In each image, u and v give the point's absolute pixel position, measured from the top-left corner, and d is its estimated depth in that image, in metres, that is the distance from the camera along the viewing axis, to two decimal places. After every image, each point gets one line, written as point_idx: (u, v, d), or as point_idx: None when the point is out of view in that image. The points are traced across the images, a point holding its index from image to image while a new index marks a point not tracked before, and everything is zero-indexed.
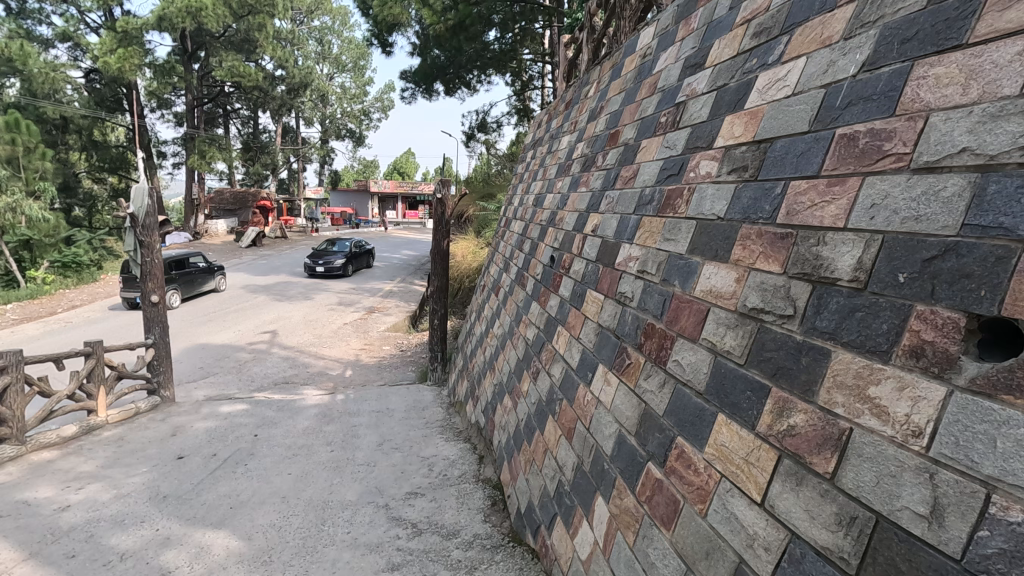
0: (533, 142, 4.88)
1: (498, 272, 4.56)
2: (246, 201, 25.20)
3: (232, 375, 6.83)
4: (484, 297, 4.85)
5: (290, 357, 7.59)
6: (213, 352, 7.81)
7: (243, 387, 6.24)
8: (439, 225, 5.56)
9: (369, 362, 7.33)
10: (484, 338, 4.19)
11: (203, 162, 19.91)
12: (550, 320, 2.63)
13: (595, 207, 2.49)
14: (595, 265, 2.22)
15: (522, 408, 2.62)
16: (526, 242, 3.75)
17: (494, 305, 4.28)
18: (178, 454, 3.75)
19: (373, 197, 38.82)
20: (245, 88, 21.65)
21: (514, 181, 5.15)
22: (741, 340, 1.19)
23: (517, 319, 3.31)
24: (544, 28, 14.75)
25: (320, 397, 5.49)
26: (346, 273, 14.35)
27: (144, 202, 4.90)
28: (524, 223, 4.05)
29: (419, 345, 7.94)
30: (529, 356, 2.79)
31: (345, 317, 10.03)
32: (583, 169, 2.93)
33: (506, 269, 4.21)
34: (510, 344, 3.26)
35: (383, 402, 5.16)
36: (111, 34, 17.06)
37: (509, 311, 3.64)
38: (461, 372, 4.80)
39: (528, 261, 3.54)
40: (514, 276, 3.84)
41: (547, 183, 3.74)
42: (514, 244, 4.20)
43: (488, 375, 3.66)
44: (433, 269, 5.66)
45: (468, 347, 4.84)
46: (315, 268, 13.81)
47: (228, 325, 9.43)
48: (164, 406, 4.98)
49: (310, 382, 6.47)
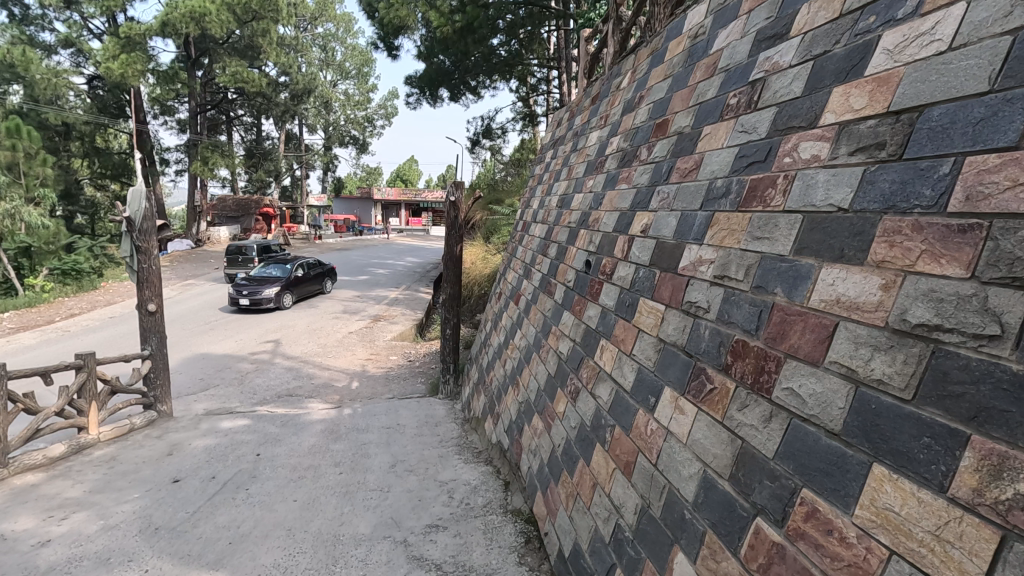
0: (554, 140, 4.60)
1: (515, 279, 4.28)
2: (249, 208, 25.05)
3: (234, 387, 6.54)
4: (500, 306, 4.56)
5: (294, 368, 7.31)
6: (214, 363, 7.53)
7: (245, 400, 5.95)
8: (451, 229, 5.27)
9: (376, 373, 7.04)
10: (504, 350, 3.90)
11: (206, 168, 19.73)
12: (589, 334, 2.34)
13: (641, 205, 2.21)
14: (650, 271, 1.93)
15: (558, 432, 2.33)
16: (551, 246, 3.47)
17: (513, 315, 3.98)
18: (174, 477, 3.46)
19: (376, 204, 38.72)
20: (249, 94, 21.52)
21: (532, 183, 4.87)
22: (902, 367, 0.90)
23: (545, 331, 3.02)
24: (550, 32, 14.61)
25: (326, 411, 5.19)
26: (283, 304, 11.02)
27: (141, 205, 4.64)
28: (547, 226, 3.77)
29: (427, 355, 7.64)
30: (563, 373, 2.50)
31: (350, 325, 9.76)
32: (621, 165, 2.65)
33: (527, 275, 3.92)
34: (537, 358, 2.98)
35: (393, 417, 4.85)
36: (114, 40, 16.94)
37: (533, 321, 3.36)
38: (477, 385, 4.51)
39: (554, 267, 3.25)
40: (537, 283, 3.56)
41: (574, 182, 3.46)
42: (535, 250, 3.92)
43: (510, 391, 3.38)
44: (445, 276, 5.38)
45: (484, 357, 4.54)
46: (238, 301, 10.46)
47: (230, 334, 9.15)
48: (161, 421, 4.69)
49: (315, 394, 6.17)
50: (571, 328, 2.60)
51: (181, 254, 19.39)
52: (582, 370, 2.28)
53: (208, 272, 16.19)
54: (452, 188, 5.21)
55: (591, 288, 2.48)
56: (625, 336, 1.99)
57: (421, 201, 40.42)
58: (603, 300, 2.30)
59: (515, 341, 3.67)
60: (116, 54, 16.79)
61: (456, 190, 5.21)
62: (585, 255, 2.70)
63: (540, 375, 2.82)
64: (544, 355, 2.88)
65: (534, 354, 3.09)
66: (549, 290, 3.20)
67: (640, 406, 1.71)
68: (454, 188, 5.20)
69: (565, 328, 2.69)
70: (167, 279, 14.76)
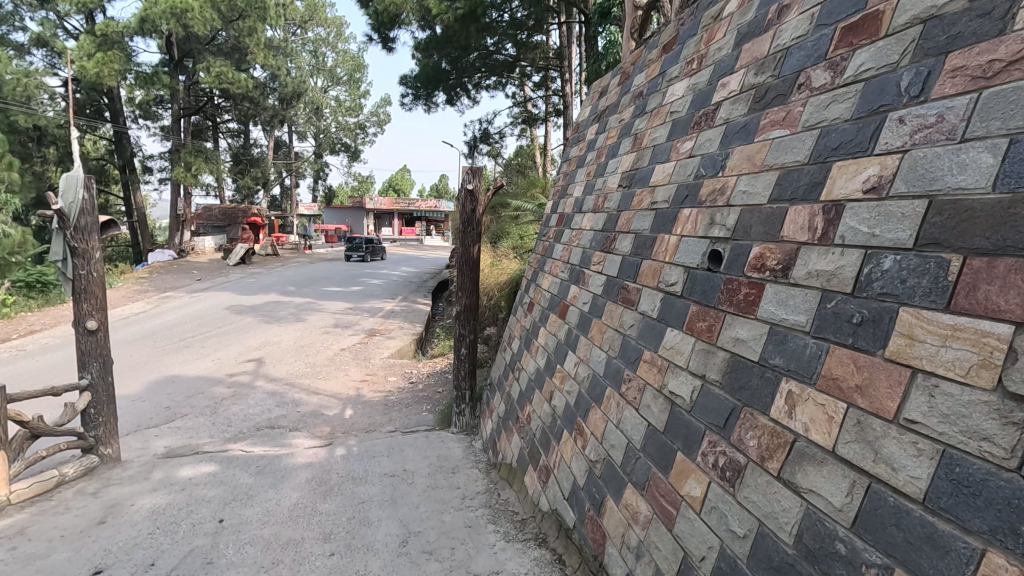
0: (599, 114, 3.70)
1: (555, 285, 3.37)
2: (236, 217, 24.04)
3: (204, 417, 5.52)
4: (533, 317, 3.66)
5: (277, 393, 6.31)
6: (185, 387, 6.50)
7: (217, 434, 4.97)
8: (465, 224, 4.34)
9: (373, 399, 6.03)
10: (547, 378, 2.98)
11: (189, 175, 18.68)
12: (744, 369, 1.42)
13: (853, 148, 1.28)
14: (926, 260, 1.01)
15: (696, 537, 1.41)
16: (618, 238, 2.56)
17: (557, 333, 3.06)
18: (96, 565, 2.51)
19: (369, 214, 37.81)
20: (235, 97, 20.59)
21: (569, 168, 3.96)
22: None
23: (629, 358, 2.10)
24: (553, 28, 13.90)
25: (314, 451, 4.20)
26: None
27: (76, 196, 3.68)
28: (606, 214, 2.86)
29: (431, 376, 6.65)
30: (687, 431, 1.59)
31: (343, 341, 8.75)
32: (764, 107, 1.73)
33: (577, 282, 3.00)
34: (619, 398, 2.07)
35: (398, 460, 3.88)
36: (90, 38, 15.96)
37: (598, 343, 2.44)
38: (504, 421, 3.58)
39: (631, 266, 2.33)
40: (597, 288, 2.65)
41: (650, 152, 2.55)
42: (587, 246, 3.00)
43: (567, 438, 2.45)
44: (460, 283, 4.44)
45: (513, 385, 3.62)
46: None
47: (206, 352, 8.11)
48: (102, 469, 3.72)
49: (300, 427, 5.16)
50: (691, 355, 1.68)
51: (162, 265, 18.25)
52: (741, 428, 1.36)
53: (189, 283, 15.09)
54: (468, 174, 4.28)
55: (735, 293, 1.55)
56: (872, 378, 1.05)
57: (414, 211, 39.33)
58: (778, 313, 1.36)
59: (566, 368, 2.75)
60: (92, 53, 15.80)
61: (472, 176, 4.28)
62: (707, 244, 1.77)
63: (630, 426, 1.91)
64: (634, 395, 1.96)
65: (609, 390, 2.17)
66: (626, 298, 2.28)
67: (990, 547, 0.80)
68: (471, 175, 4.27)
69: (674, 356, 1.77)
70: (143, 291, 13.67)
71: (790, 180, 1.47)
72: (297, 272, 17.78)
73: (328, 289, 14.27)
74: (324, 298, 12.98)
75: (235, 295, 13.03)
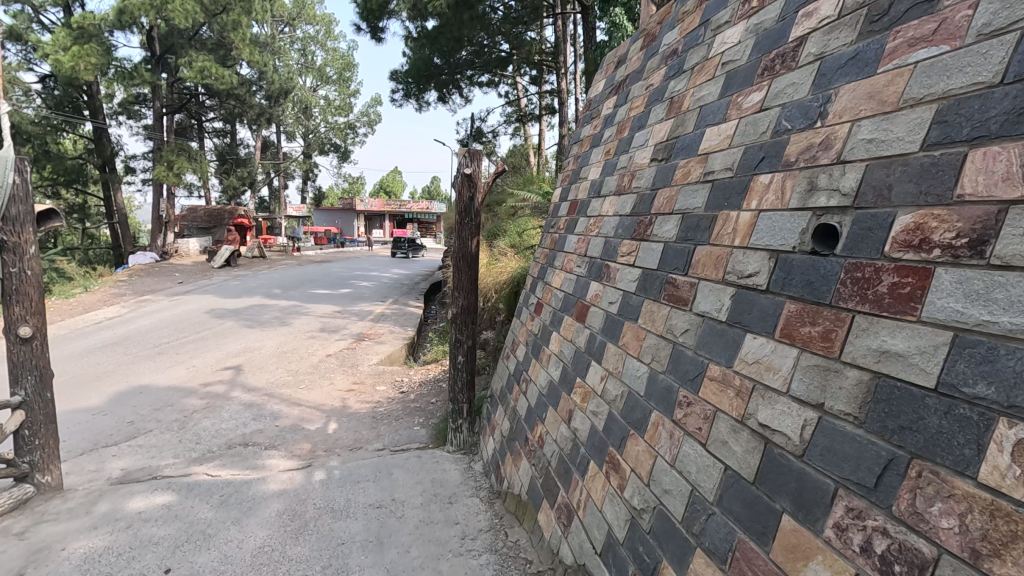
0: (616, 86, 3.22)
1: (570, 282, 2.86)
2: (221, 219, 23.39)
3: (170, 434, 4.95)
4: (542, 320, 3.16)
5: (254, 405, 5.75)
6: (154, 399, 5.93)
7: (183, 454, 4.42)
8: (462, 215, 3.76)
9: (359, 411, 5.47)
10: (564, 395, 2.48)
11: (171, 174, 17.99)
12: (907, 399, 0.93)
13: None
14: None
15: None
16: (657, 222, 2.06)
17: (576, 340, 2.55)
18: None
19: (359, 215, 37.22)
20: (220, 95, 19.98)
21: (582, 150, 3.47)
22: None
23: (685, 374, 1.59)
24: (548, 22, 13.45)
25: (288, 475, 3.66)
26: None
27: (5, 178, 3.14)
28: (636, 194, 2.36)
29: (423, 386, 6.10)
30: (797, 487, 1.09)
31: (329, 347, 8.19)
32: (890, 23, 1.24)
33: (600, 278, 2.49)
34: (673, 429, 1.57)
35: (387, 486, 3.37)
36: (66, 31, 15.29)
37: (634, 354, 1.93)
38: (509, 440, 3.10)
39: (680, 255, 1.82)
40: (629, 285, 2.14)
41: (696, 114, 2.06)
42: (611, 236, 2.49)
43: (595, 473, 1.96)
44: (456, 282, 3.89)
45: (520, 399, 3.13)
46: None
47: (181, 360, 7.51)
48: (37, 501, 3.19)
49: (277, 444, 4.61)
50: (795, 375, 1.18)
51: (142, 268, 17.52)
52: (916, 496, 0.86)
53: (169, 287, 14.42)
54: (465, 158, 3.69)
55: (870, 286, 1.06)
56: None
57: (405, 212, 38.65)
58: (971, 312, 0.87)
59: (589, 386, 2.25)
60: (68, 46, 15.13)
61: (470, 160, 3.69)
62: (810, 217, 1.27)
63: (694, 469, 1.41)
64: (698, 424, 1.46)
65: (657, 416, 1.68)
66: (676, 297, 1.77)
67: None
68: (469, 158, 3.69)
69: (765, 374, 1.27)
70: (120, 295, 13.01)
71: (963, 114, 0.98)
72: (284, 274, 17.15)
73: (315, 291, 13.65)
74: (311, 300, 12.40)
75: (217, 298, 12.40)
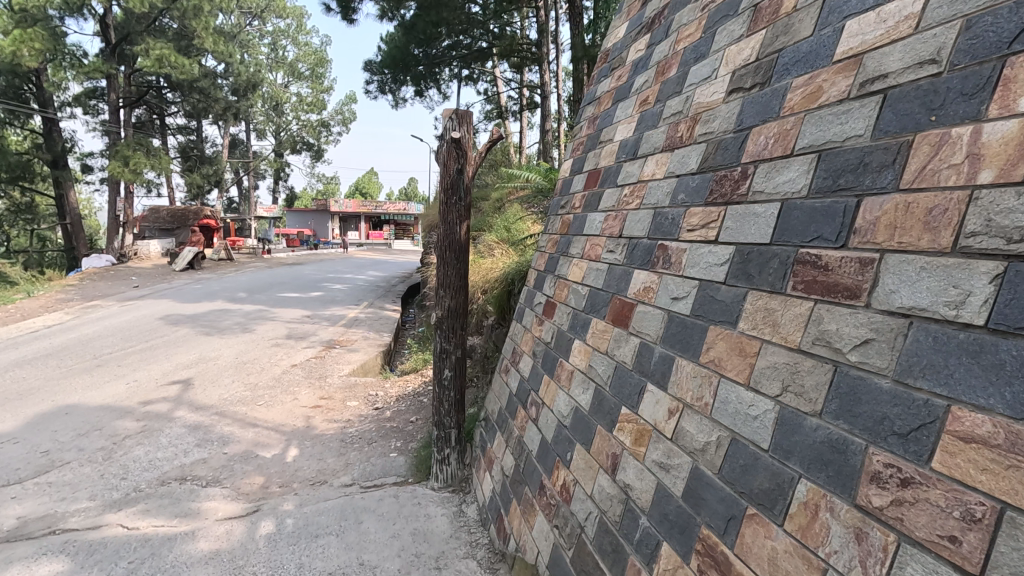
0: (647, 24, 2.52)
1: (600, 275, 2.12)
2: (185, 220, 22.16)
3: (91, 467, 4.07)
4: (558, 322, 2.41)
5: (201, 427, 4.89)
6: (81, 420, 5.02)
7: (101, 496, 3.57)
8: (448, 194, 2.98)
9: (325, 434, 4.64)
10: (602, 433, 1.75)
11: (128, 170, 16.81)
12: None
13: None
14: None
15: None
16: (760, 172, 1.35)
17: (618, 353, 1.81)
18: None
19: (334, 217, 36.09)
20: (183, 88, 18.87)
21: (600, 110, 2.75)
22: None
23: (884, 420, 0.87)
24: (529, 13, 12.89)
25: (226, 527, 2.84)
26: None
27: None
28: (706, 144, 1.65)
29: (401, 401, 5.29)
30: None
31: (294, 356, 7.32)
32: None
33: (652, 264, 1.76)
34: (867, 527, 0.86)
35: (352, 542, 2.60)
36: (8, 15, 14.10)
37: (741, 379, 1.20)
38: (516, 482, 2.36)
39: (827, 216, 1.10)
40: (713, 271, 1.42)
41: (815, 12, 1.36)
42: (665, 204, 1.78)
43: (677, 567, 1.24)
44: (441, 278, 3.08)
45: (529, 428, 2.39)
46: None
47: (122, 373, 6.55)
48: None
49: (221, 480, 3.77)
50: None
51: (95, 271, 16.26)
52: None
53: (123, 291, 13.28)
54: (451, 120, 2.91)
55: None
56: None
57: (381, 214, 37.53)
58: None
59: (648, 424, 1.52)
60: (10, 30, 13.94)
61: (457, 123, 2.90)
62: None
63: None
64: (947, 531, 0.75)
65: (818, 493, 0.95)
66: (828, 285, 1.06)
67: None
68: (456, 121, 2.90)
69: None
70: (67, 301, 11.86)
71: None
72: (251, 277, 16.08)
73: (284, 295, 12.67)
74: (278, 305, 11.45)
75: (175, 303, 11.34)
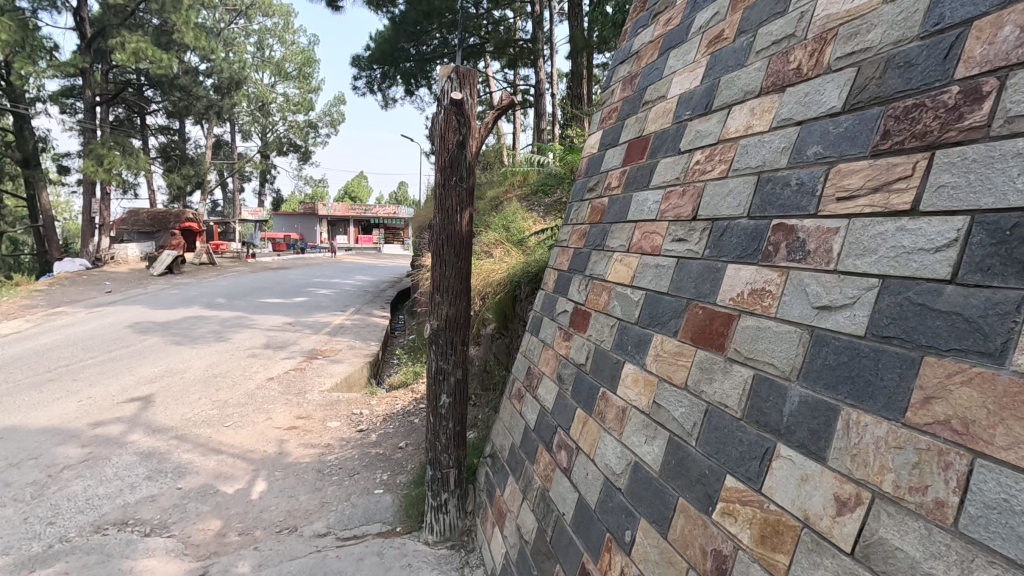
0: None
1: (664, 273, 1.51)
2: (166, 223, 21.35)
3: (14, 508, 3.39)
4: (596, 338, 1.80)
5: (155, 455, 4.21)
6: (15, 447, 4.32)
7: (15, 550, 2.90)
8: (445, 174, 2.37)
9: (300, 464, 3.97)
10: (691, 513, 1.15)
11: (103, 169, 16.03)
12: None
13: None
14: None
15: None
16: (1017, 85, 0.76)
17: (708, 390, 1.21)
18: None
19: (322, 221, 35.32)
20: (162, 84, 18.15)
21: (641, 65, 2.18)
22: None
23: None
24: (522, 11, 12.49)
25: None
26: None
27: None
28: (859, 66, 1.07)
29: (389, 422, 4.66)
30: None
31: (271, 368, 6.65)
32: None
33: (766, 255, 1.16)
34: None
35: None
36: None
37: None
38: (540, 555, 1.75)
39: None
40: (920, 262, 0.83)
41: None
42: (782, 167, 1.18)
43: None
44: (438, 280, 2.45)
45: (557, 481, 1.78)
46: None
47: (76, 389, 5.85)
48: None
49: (169, 527, 3.12)
50: None
51: (67, 276, 15.43)
52: None
53: (94, 297, 12.48)
54: (450, 80, 2.29)
55: None
56: None
57: (370, 218, 36.75)
58: None
59: (790, 514, 0.92)
60: None
61: (458, 83, 2.29)
62: None
63: None
64: None
65: None
66: None
67: None
68: (456, 81, 2.29)
69: None
70: (31, 308, 11.06)
71: None
72: (232, 281, 15.33)
73: (265, 300, 11.96)
74: (258, 311, 10.75)
75: (146, 310, 10.58)
